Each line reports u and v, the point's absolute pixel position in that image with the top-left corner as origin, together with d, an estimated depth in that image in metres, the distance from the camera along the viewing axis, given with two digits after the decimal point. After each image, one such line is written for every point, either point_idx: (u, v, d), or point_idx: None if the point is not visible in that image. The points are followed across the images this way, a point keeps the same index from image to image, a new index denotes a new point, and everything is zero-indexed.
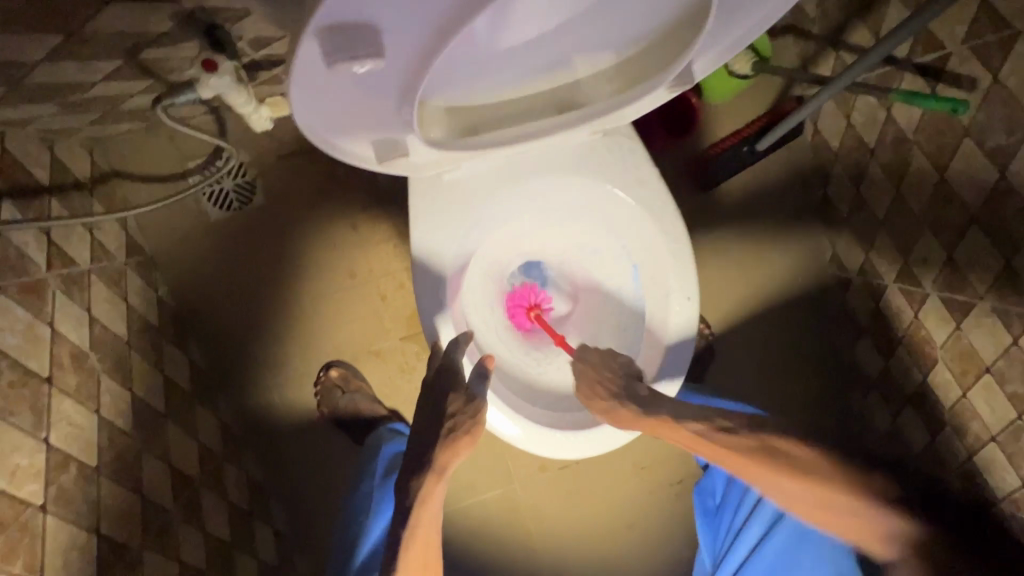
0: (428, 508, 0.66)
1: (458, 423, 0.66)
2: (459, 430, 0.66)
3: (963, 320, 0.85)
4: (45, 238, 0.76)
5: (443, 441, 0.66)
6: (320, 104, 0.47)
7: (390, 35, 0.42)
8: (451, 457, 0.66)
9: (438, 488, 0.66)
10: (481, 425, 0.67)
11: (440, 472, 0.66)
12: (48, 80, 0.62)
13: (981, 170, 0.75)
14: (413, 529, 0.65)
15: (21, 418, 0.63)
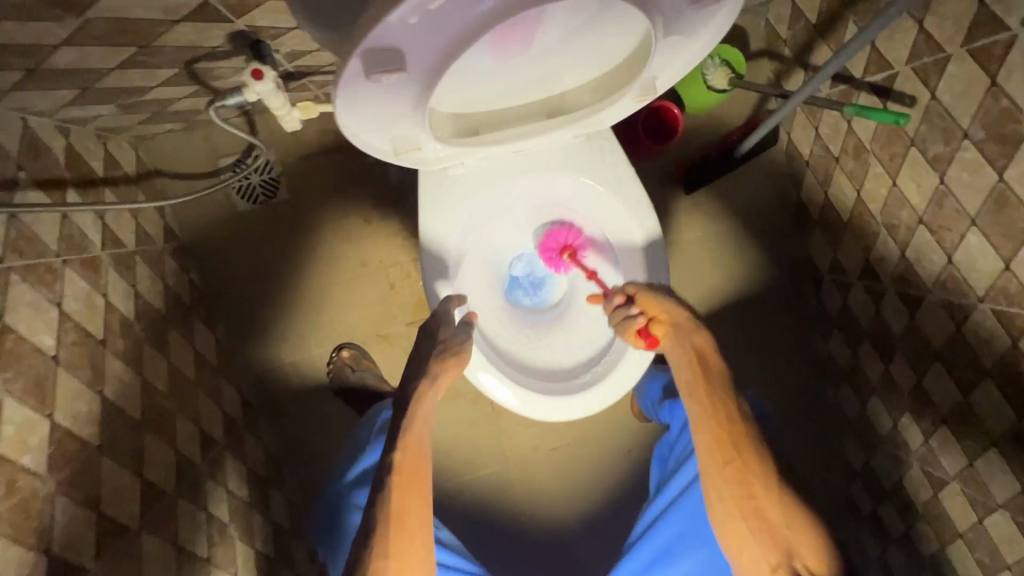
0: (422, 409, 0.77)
1: (447, 348, 0.77)
2: (448, 355, 0.77)
3: (917, 310, 0.97)
4: (100, 222, 0.87)
5: (436, 360, 0.77)
6: (356, 109, 0.57)
7: (413, 57, 0.52)
8: (443, 375, 0.77)
9: (428, 401, 0.77)
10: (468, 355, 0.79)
11: (435, 385, 0.77)
12: (116, 84, 0.74)
13: (926, 175, 0.87)
14: (410, 424, 0.77)
15: (81, 371, 0.74)
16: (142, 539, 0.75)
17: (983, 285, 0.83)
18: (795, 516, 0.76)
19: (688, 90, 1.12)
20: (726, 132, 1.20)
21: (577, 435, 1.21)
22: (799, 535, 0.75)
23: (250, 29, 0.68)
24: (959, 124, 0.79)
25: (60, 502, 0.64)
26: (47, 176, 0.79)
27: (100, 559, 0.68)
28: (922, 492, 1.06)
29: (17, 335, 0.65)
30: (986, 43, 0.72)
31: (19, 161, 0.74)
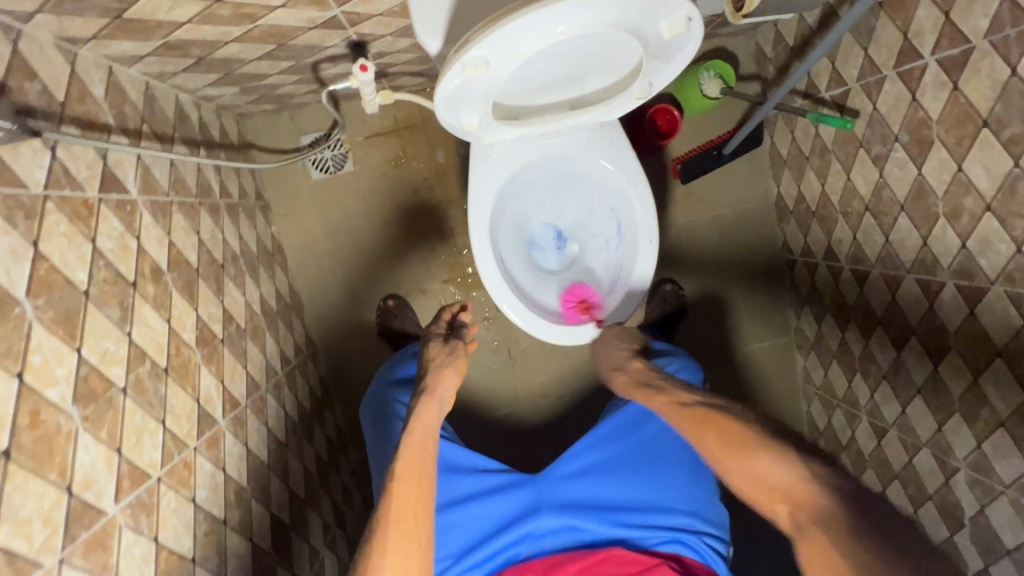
0: (424, 414, 0.87)
1: (438, 360, 0.94)
2: (440, 365, 0.93)
3: (864, 284, 1.20)
4: (219, 177, 1.13)
5: (432, 372, 0.92)
6: (448, 105, 0.77)
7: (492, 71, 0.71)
8: (439, 381, 0.91)
9: (429, 407, 0.87)
10: (459, 365, 0.94)
11: (432, 395, 0.89)
12: (248, 71, 0.99)
13: (868, 172, 1.10)
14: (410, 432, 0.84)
15: (210, 283, 0.98)
16: (247, 413, 0.99)
17: (908, 258, 1.05)
18: (739, 445, 0.70)
19: (688, 97, 1.35)
20: (719, 133, 1.43)
21: (576, 386, 1.47)
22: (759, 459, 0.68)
23: (357, 38, 0.93)
24: (892, 129, 1.01)
25: (203, 370, 0.89)
26: (188, 138, 1.04)
27: (226, 417, 0.92)
28: (868, 443, 1.30)
29: (176, 249, 0.90)
30: (909, 68, 0.94)
31: (174, 126, 1.00)
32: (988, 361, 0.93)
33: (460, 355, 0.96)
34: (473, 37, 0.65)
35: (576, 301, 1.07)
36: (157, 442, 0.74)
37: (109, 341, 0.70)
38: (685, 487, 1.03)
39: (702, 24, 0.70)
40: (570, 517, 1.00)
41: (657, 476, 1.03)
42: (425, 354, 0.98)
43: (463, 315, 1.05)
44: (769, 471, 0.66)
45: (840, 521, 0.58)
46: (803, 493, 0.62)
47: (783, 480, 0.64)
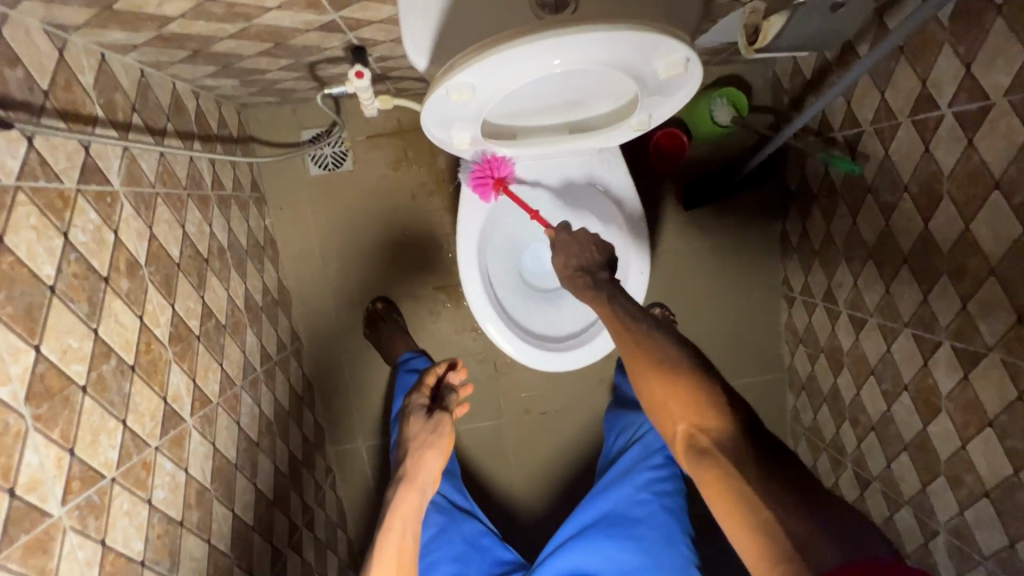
0: (402, 509, 0.85)
1: (420, 441, 0.91)
2: (422, 446, 0.91)
3: (861, 331, 1.17)
4: (212, 168, 1.11)
5: (412, 457, 0.90)
6: (435, 121, 0.75)
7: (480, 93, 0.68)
8: (419, 468, 0.89)
9: (410, 496, 0.86)
10: (443, 441, 0.92)
11: (413, 482, 0.88)
12: (247, 65, 0.98)
13: (874, 218, 1.06)
14: (386, 534, 0.82)
15: (191, 278, 0.97)
16: (218, 411, 0.98)
17: (907, 311, 1.02)
18: (666, 375, 0.70)
19: (697, 125, 1.32)
20: (725, 162, 1.40)
21: (560, 403, 1.47)
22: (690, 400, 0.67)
23: (357, 41, 0.90)
24: (902, 178, 0.98)
25: (173, 367, 0.88)
26: (183, 127, 1.03)
27: (193, 416, 0.91)
28: (849, 492, 1.28)
29: (157, 243, 0.89)
30: (925, 117, 0.90)
31: (169, 115, 0.98)
32: (978, 428, 0.90)
33: (443, 430, 0.92)
34: (465, 60, 0.63)
35: (491, 176, 0.94)
36: (115, 442, 0.73)
37: (72, 337, 0.69)
38: (664, 559, 0.98)
39: (700, 65, 0.67)
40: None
41: (635, 548, 0.99)
42: (407, 428, 0.95)
43: (451, 375, 1.01)
44: (690, 400, 0.68)
45: (733, 457, 0.61)
46: (712, 420, 0.66)
47: (695, 403, 0.67)
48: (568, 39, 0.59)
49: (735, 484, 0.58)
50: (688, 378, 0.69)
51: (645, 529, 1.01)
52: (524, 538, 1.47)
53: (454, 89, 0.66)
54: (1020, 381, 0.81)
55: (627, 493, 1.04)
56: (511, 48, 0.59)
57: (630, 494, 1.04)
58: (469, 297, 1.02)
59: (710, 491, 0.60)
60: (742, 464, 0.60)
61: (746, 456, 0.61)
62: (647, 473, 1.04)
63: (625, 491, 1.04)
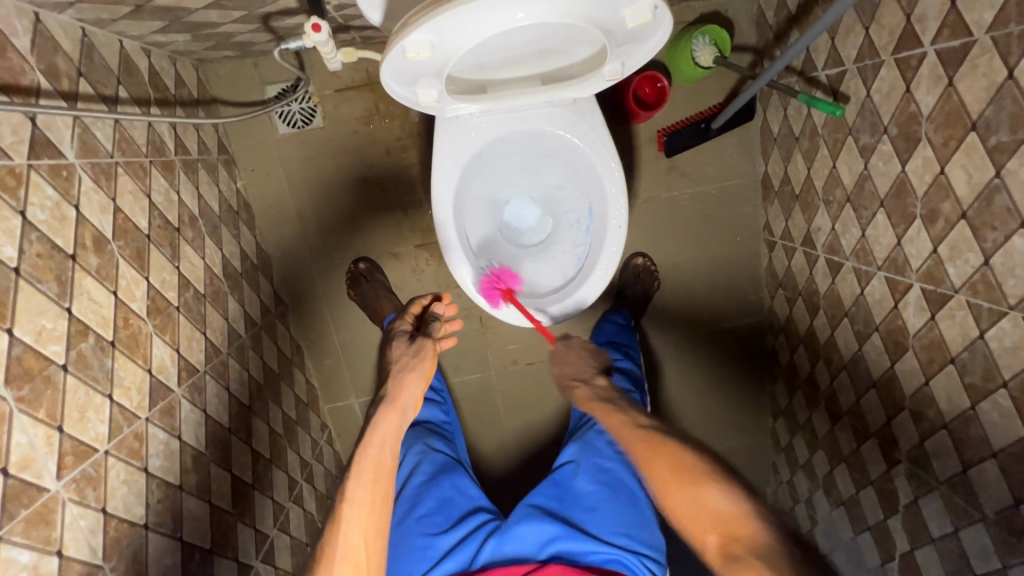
0: (380, 428, 0.88)
1: (402, 364, 0.96)
2: (403, 368, 0.95)
3: (836, 275, 1.19)
4: (173, 132, 1.07)
5: (394, 379, 0.94)
6: (395, 77, 0.71)
7: (440, 45, 0.66)
8: (396, 389, 0.92)
9: (391, 416, 0.89)
10: (421, 366, 0.95)
11: (393, 403, 0.91)
12: (195, 18, 0.91)
13: (854, 160, 1.05)
14: (364, 448, 0.86)
15: (164, 248, 0.96)
16: (206, 379, 1.00)
17: (881, 256, 1.03)
18: (688, 482, 0.74)
19: (680, 67, 1.27)
20: (707, 105, 1.36)
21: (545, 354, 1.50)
22: (709, 490, 0.73)
23: None
24: (882, 120, 0.96)
25: (155, 339, 0.88)
26: (138, 90, 0.98)
27: (181, 385, 0.92)
28: (822, 426, 1.34)
29: (124, 215, 0.87)
30: (908, 55, 0.87)
31: (119, 78, 0.93)
32: (941, 365, 0.93)
33: (421, 355, 0.96)
34: (426, 14, 0.60)
35: (499, 286, 1.01)
36: (104, 416, 0.75)
37: (45, 318, 0.68)
38: (628, 512, 0.97)
39: (668, 13, 0.66)
40: (515, 539, 0.93)
41: (603, 501, 0.98)
42: (391, 354, 1.00)
43: (437, 306, 1.06)
44: (710, 504, 0.72)
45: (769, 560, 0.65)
46: (744, 529, 0.69)
47: (729, 511, 0.71)
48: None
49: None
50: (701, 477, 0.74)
51: (613, 487, 1.00)
52: (516, 479, 1.54)
53: (411, 46, 0.64)
54: (983, 320, 0.84)
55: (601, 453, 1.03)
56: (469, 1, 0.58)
57: (600, 456, 1.04)
58: (444, 254, 1.01)
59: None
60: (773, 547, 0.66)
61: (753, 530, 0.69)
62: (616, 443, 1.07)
63: (595, 453, 1.04)
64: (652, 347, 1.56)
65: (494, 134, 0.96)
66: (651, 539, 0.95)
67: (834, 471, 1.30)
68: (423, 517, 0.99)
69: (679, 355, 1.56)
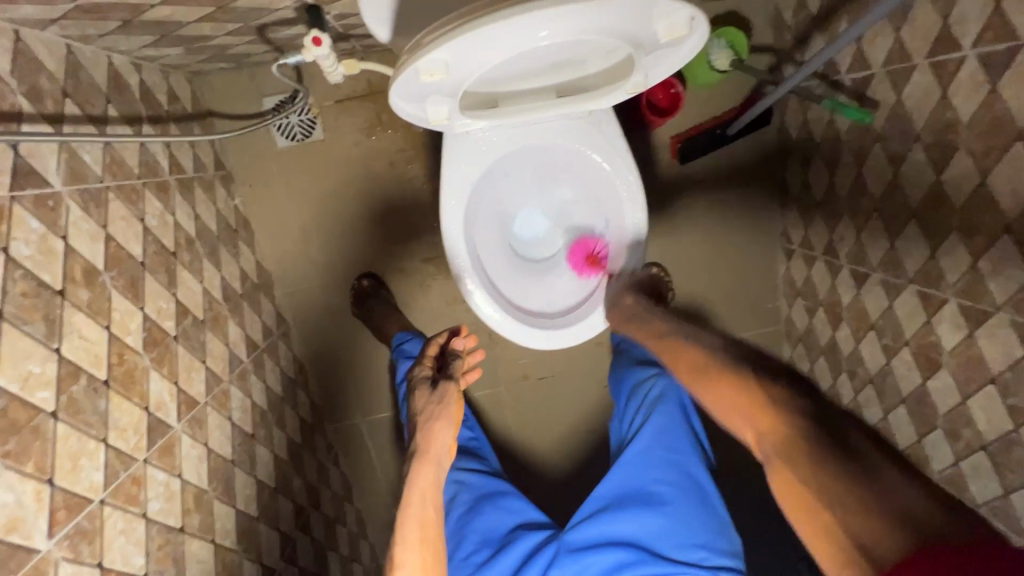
0: (416, 485, 0.85)
1: (425, 413, 0.91)
2: (429, 419, 0.91)
3: (862, 286, 1.14)
4: (167, 150, 1.02)
5: (421, 432, 0.90)
6: (405, 95, 0.66)
7: (456, 64, 0.61)
8: (426, 443, 0.88)
9: (426, 470, 0.86)
10: (447, 412, 0.91)
11: (426, 456, 0.88)
12: (187, 32, 0.87)
13: (883, 168, 1.00)
14: (405, 507, 0.82)
15: (160, 275, 0.91)
16: (207, 411, 0.95)
17: (912, 268, 0.98)
18: (732, 378, 0.67)
19: (695, 70, 1.22)
20: (722, 110, 1.32)
21: (557, 368, 1.46)
22: (732, 390, 0.66)
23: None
24: (915, 126, 0.91)
25: (152, 374, 0.83)
26: (129, 108, 0.93)
27: (181, 421, 0.87)
28: None
29: (116, 243, 0.82)
30: (945, 59, 0.82)
31: (108, 96, 0.88)
32: (981, 384, 0.88)
33: (443, 400, 0.92)
34: (444, 31, 0.55)
35: (584, 253, 1.02)
36: (98, 463, 0.70)
37: (32, 362, 0.64)
38: (693, 515, 0.92)
39: (705, 24, 0.61)
40: (579, 566, 0.91)
41: (665, 508, 0.92)
42: (413, 401, 0.95)
43: (456, 342, 1.01)
44: (753, 403, 0.63)
45: (808, 450, 0.56)
46: (765, 416, 0.61)
47: (752, 401, 0.63)
48: (555, 9, 0.53)
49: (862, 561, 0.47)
50: (742, 377, 0.66)
51: (674, 489, 0.94)
52: (529, 498, 1.49)
53: (426, 67, 0.59)
54: None
55: (659, 450, 0.97)
56: (494, 21, 0.53)
57: (655, 451, 0.97)
58: (455, 277, 0.96)
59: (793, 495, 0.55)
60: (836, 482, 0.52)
61: (795, 453, 0.56)
62: (670, 437, 0.98)
63: (650, 448, 0.97)
64: None
65: (507, 150, 0.92)
66: (728, 544, 0.91)
67: None
68: (468, 556, 0.97)
69: None
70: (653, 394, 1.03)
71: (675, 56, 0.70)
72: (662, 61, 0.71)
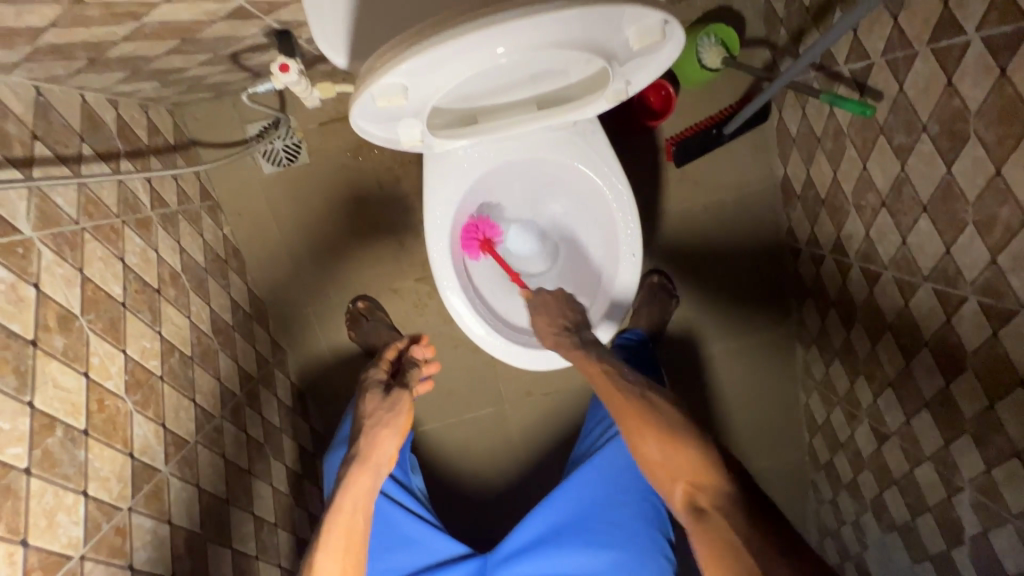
0: (352, 491, 0.83)
1: (371, 417, 0.92)
2: (376, 426, 0.90)
3: (875, 285, 1.08)
4: (148, 185, 1.00)
5: (367, 438, 0.89)
6: (368, 119, 0.64)
7: (416, 85, 0.59)
8: (371, 450, 0.87)
9: (363, 477, 0.85)
10: (393, 420, 0.91)
11: (365, 464, 0.86)
12: (158, 66, 0.85)
13: (888, 162, 0.95)
14: (336, 514, 0.81)
15: (144, 314, 0.89)
16: (197, 450, 0.92)
17: (926, 265, 0.93)
18: (658, 430, 0.74)
19: (685, 70, 1.19)
20: (717, 110, 1.28)
21: (561, 383, 1.41)
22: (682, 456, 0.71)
23: (278, 24, 0.78)
24: (919, 117, 0.86)
25: (137, 418, 0.81)
26: (105, 145, 0.92)
27: (169, 463, 0.85)
28: (867, 445, 1.21)
29: (93, 285, 0.80)
30: (947, 44, 0.77)
31: (82, 135, 0.86)
32: (1007, 388, 0.82)
33: (388, 408, 0.92)
34: (396, 52, 0.54)
35: (478, 237, 0.94)
36: (77, 517, 0.67)
37: (1, 419, 0.61)
38: (642, 558, 0.99)
39: (678, 29, 0.58)
40: None
41: (611, 551, 1.00)
42: (363, 404, 0.95)
43: (416, 350, 1.03)
44: (689, 458, 0.70)
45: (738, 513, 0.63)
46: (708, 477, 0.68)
47: (693, 462, 0.70)
48: (507, 24, 0.51)
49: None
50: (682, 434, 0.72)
51: (623, 535, 1.00)
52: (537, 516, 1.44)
53: (382, 92, 0.58)
54: None
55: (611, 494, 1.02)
56: (444, 42, 0.51)
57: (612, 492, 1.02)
58: (441, 294, 0.92)
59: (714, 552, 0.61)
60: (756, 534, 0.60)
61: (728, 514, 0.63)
62: (626, 475, 1.02)
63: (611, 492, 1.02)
64: (675, 369, 1.44)
65: (491, 167, 0.89)
66: None
67: (884, 494, 1.18)
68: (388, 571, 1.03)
69: (705, 372, 1.45)
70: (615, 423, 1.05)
71: (652, 62, 0.67)
72: (639, 68, 0.68)
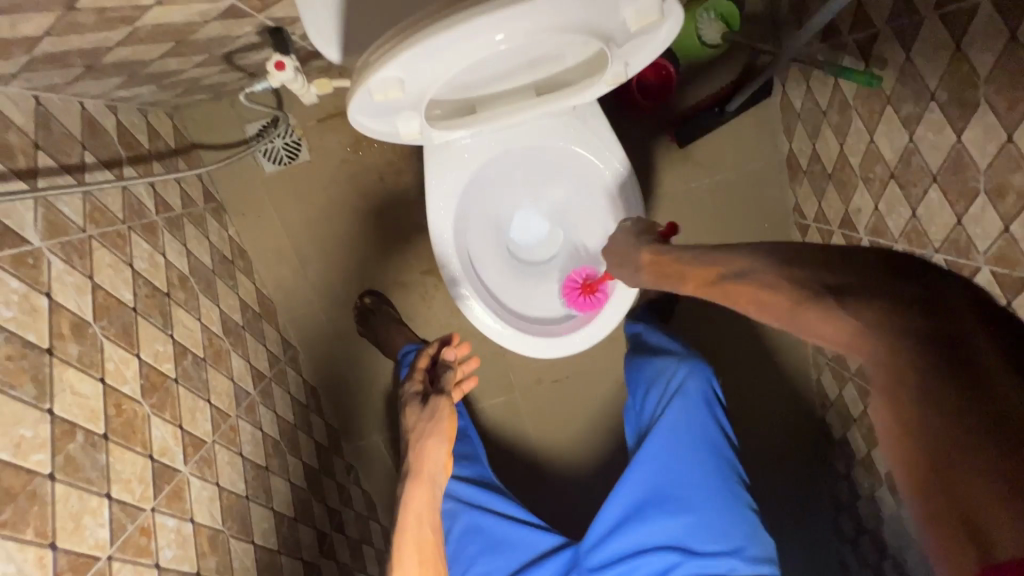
0: (414, 504, 0.88)
1: (415, 432, 0.93)
2: (420, 439, 0.93)
3: (885, 259, 1.07)
4: (152, 190, 1.00)
5: (415, 453, 0.92)
6: (365, 115, 0.64)
7: (412, 79, 0.59)
8: (421, 463, 0.91)
9: (419, 490, 0.89)
10: (438, 430, 0.93)
11: (419, 476, 0.90)
12: (154, 69, 0.85)
13: (896, 133, 0.94)
14: (404, 531, 0.86)
15: (155, 318, 0.90)
16: (215, 450, 0.94)
17: (938, 236, 0.91)
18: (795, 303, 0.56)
19: (684, 47, 1.16)
20: (719, 88, 1.26)
21: (571, 368, 1.41)
22: (829, 330, 0.52)
23: (271, 21, 0.78)
24: (928, 85, 0.84)
25: (154, 420, 0.82)
26: (108, 152, 0.92)
27: (188, 463, 0.86)
28: None
29: (104, 291, 0.81)
30: (955, 8, 0.75)
31: (84, 142, 0.87)
32: None
33: (433, 420, 0.93)
34: (390, 46, 0.54)
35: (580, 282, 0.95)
36: (102, 519, 0.69)
37: (23, 426, 0.62)
38: (729, 515, 0.98)
39: (675, 6, 0.57)
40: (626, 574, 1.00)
41: (698, 513, 0.98)
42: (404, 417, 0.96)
43: (446, 352, 1.01)
44: (842, 332, 0.51)
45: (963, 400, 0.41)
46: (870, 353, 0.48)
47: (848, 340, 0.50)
48: (500, 12, 0.50)
49: (972, 527, 0.38)
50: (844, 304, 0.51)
51: (704, 496, 0.99)
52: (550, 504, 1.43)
53: (378, 87, 0.57)
54: None
55: (682, 459, 1.00)
56: (438, 33, 0.51)
57: (682, 456, 1.00)
58: (448, 285, 0.92)
59: (883, 428, 0.46)
60: (909, 371, 0.44)
61: (915, 408, 0.43)
62: (694, 436, 1.01)
63: (680, 457, 1.00)
64: None
65: (492, 155, 0.88)
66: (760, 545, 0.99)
67: None
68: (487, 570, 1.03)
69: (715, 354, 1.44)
70: (673, 388, 1.03)
71: (651, 41, 0.65)
72: (637, 48, 0.66)
